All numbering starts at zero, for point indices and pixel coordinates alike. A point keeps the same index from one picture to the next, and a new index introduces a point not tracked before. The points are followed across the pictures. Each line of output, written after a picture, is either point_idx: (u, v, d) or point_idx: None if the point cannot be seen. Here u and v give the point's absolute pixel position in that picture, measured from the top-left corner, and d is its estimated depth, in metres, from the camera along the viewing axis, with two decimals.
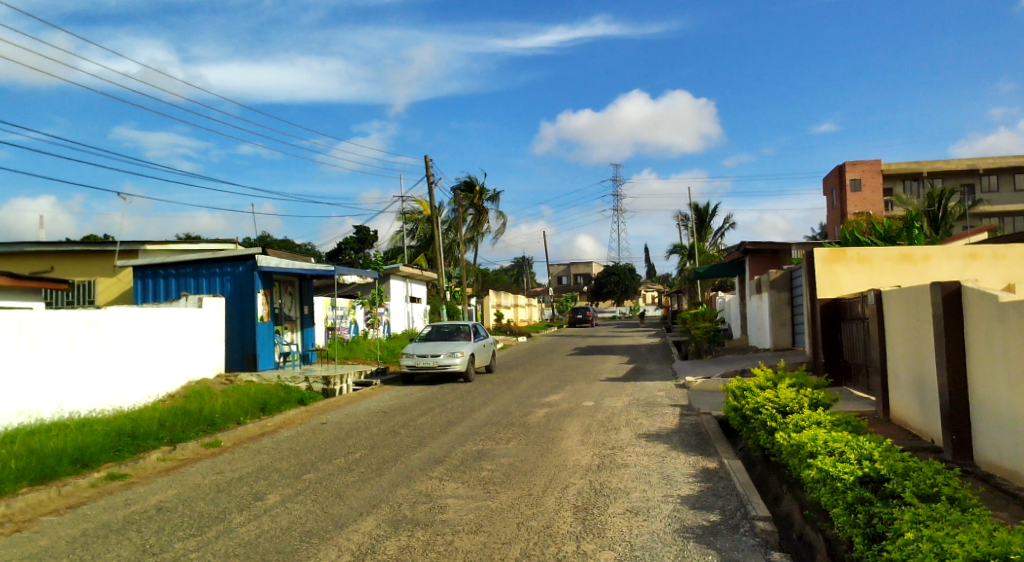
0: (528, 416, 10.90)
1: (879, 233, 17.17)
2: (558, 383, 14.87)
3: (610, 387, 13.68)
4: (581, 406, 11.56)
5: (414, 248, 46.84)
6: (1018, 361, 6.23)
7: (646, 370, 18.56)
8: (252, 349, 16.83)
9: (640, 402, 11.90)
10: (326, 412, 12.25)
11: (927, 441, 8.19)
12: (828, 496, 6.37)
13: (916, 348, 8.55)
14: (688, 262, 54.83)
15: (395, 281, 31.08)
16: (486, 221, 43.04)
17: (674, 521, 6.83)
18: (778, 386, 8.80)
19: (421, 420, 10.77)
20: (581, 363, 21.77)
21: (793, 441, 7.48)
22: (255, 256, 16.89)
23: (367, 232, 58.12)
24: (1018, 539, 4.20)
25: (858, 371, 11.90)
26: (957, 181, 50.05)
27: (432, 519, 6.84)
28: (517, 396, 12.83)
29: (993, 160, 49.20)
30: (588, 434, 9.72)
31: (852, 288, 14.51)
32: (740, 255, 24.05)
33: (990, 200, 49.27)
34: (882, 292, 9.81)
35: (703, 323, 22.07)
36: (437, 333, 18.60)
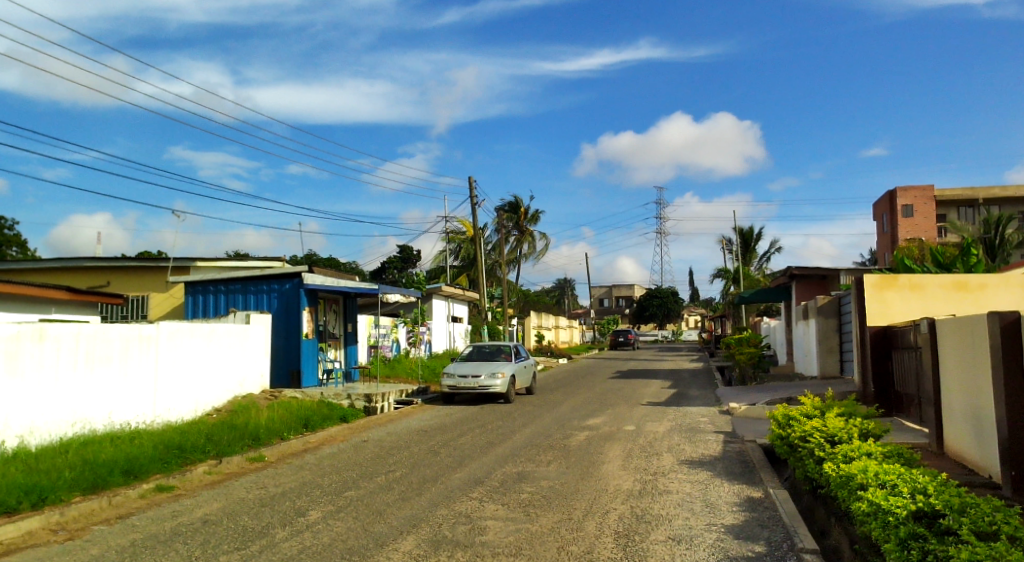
0: (569, 439, 10.83)
1: (933, 259, 16.70)
2: (601, 406, 14.75)
3: (653, 412, 13.53)
4: (624, 430, 11.45)
5: (457, 268, 47.20)
6: None
7: (689, 395, 18.33)
8: (296, 365, 17.09)
9: (682, 428, 11.73)
10: (368, 430, 12.33)
11: (985, 476, 7.91)
12: (880, 530, 6.22)
13: (973, 380, 8.29)
14: (732, 287, 54.13)
15: (437, 300, 31.32)
16: (528, 242, 43.19)
17: (718, 551, 6.71)
18: (827, 415, 8.58)
19: (464, 441, 10.77)
20: (624, 386, 21.59)
21: (843, 472, 7.29)
22: (301, 274, 17.19)
23: (410, 251, 58.78)
24: None
25: (910, 402, 11.57)
26: (1015, 208, 48.51)
27: (472, 540, 6.81)
28: (559, 419, 12.75)
29: None
30: (630, 458, 9.62)
31: (904, 316, 14.15)
32: (787, 279, 23.66)
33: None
34: (936, 321, 9.55)
35: (748, 348, 21.72)
36: (479, 353, 18.62)
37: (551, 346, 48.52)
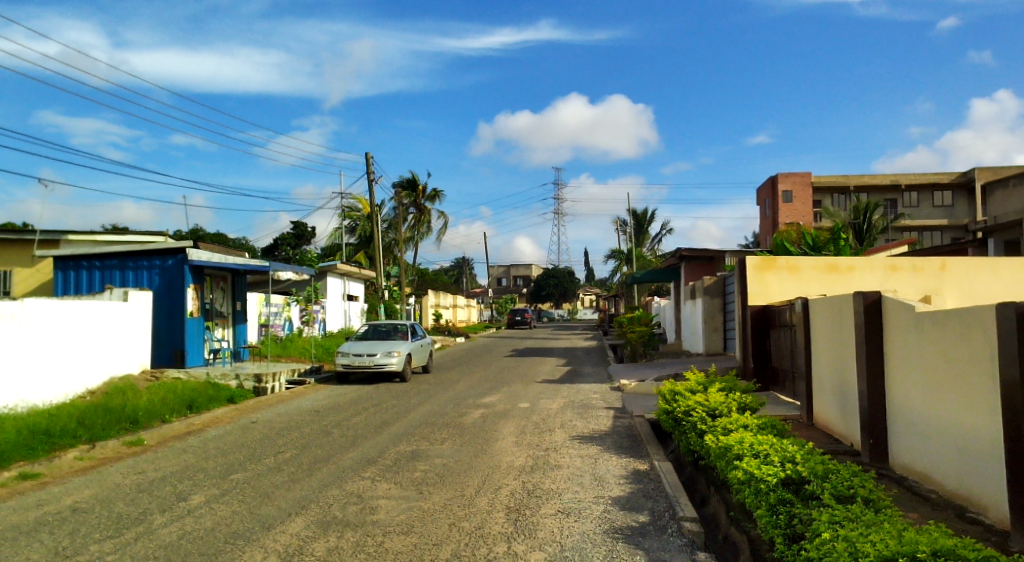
0: (464, 417, 10.89)
1: (808, 242, 17.85)
2: (495, 384, 14.90)
3: (547, 389, 13.78)
4: (518, 407, 11.61)
5: (353, 246, 46.55)
6: (940, 373, 7.22)
7: (582, 372, 18.79)
8: (181, 345, 16.40)
9: (575, 404, 12.00)
10: (256, 411, 12.00)
11: (844, 443, 8.89)
12: (753, 497, 6.82)
13: (842, 355, 9.03)
14: (624, 267, 55.65)
15: (332, 278, 30.65)
16: (427, 221, 43.03)
17: (604, 522, 7.12)
18: (709, 390, 8.97)
19: (355, 420, 10.63)
20: (518, 364, 21.91)
21: (721, 443, 7.72)
22: (185, 249, 16.47)
23: (305, 228, 57.34)
24: (922, 540, 5.21)
25: (785, 377, 12.30)
26: (881, 196, 51.45)
27: (363, 520, 6.82)
28: (454, 397, 12.80)
29: (914, 176, 50.61)
30: (523, 435, 9.78)
31: (780, 296, 15.07)
32: (675, 260, 24.72)
33: (910, 215, 50.69)
34: (809, 300, 10.14)
35: (639, 327, 22.47)
36: (374, 332, 18.38)
37: (450, 324, 48.54)
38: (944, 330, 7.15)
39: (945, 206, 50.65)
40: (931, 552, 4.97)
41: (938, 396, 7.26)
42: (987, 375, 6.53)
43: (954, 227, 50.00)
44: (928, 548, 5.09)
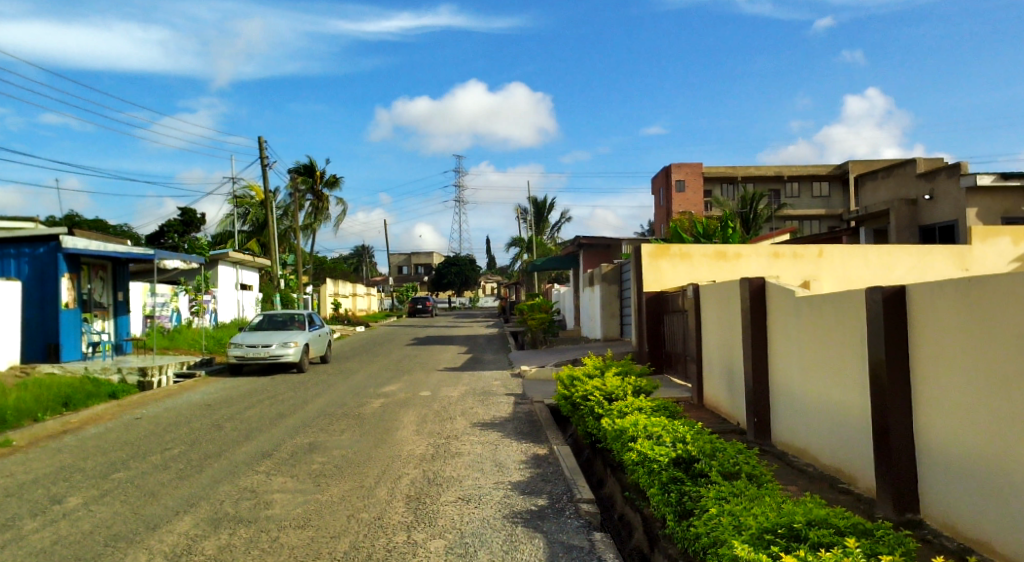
0: (364, 407, 10.74)
1: (700, 231, 18.72)
2: (396, 373, 14.77)
3: (448, 377, 13.79)
4: (418, 395, 11.56)
5: (246, 234, 45.19)
6: (820, 354, 7.72)
7: (483, 359, 18.91)
8: (56, 339, 15.40)
9: (476, 391, 12.06)
10: (140, 406, 11.43)
11: (731, 423, 9.38)
12: (646, 477, 7.07)
13: (729, 338, 9.50)
14: (525, 256, 56.28)
15: (223, 267, 29.53)
16: (326, 210, 42.98)
17: (503, 507, 7.19)
18: (606, 374, 9.20)
19: (248, 413, 10.31)
20: (420, 352, 21.84)
21: (617, 426, 7.95)
22: (59, 236, 15.46)
23: (193, 215, 54.95)
24: (798, 512, 5.56)
25: (677, 359, 12.80)
26: (765, 186, 54.09)
27: (257, 515, 6.63)
28: (353, 387, 12.61)
29: (795, 168, 53.50)
30: (424, 423, 9.75)
31: (673, 282, 15.69)
32: (576, 248, 25.48)
33: (792, 204, 53.47)
34: (699, 287, 10.58)
35: (539, 314, 22.82)
36: (270, 322, 17.87)
37: (351, 313, 47.70)
38: (819, 315, 7.70)
39: (822, 196, 53.73)
40: (807, 522, 5.31)
41: (817, 375, 7.77)
42: (858, 358, 7.14)
43: (830, 216, 53.06)
44: (804, 519, 5.45)
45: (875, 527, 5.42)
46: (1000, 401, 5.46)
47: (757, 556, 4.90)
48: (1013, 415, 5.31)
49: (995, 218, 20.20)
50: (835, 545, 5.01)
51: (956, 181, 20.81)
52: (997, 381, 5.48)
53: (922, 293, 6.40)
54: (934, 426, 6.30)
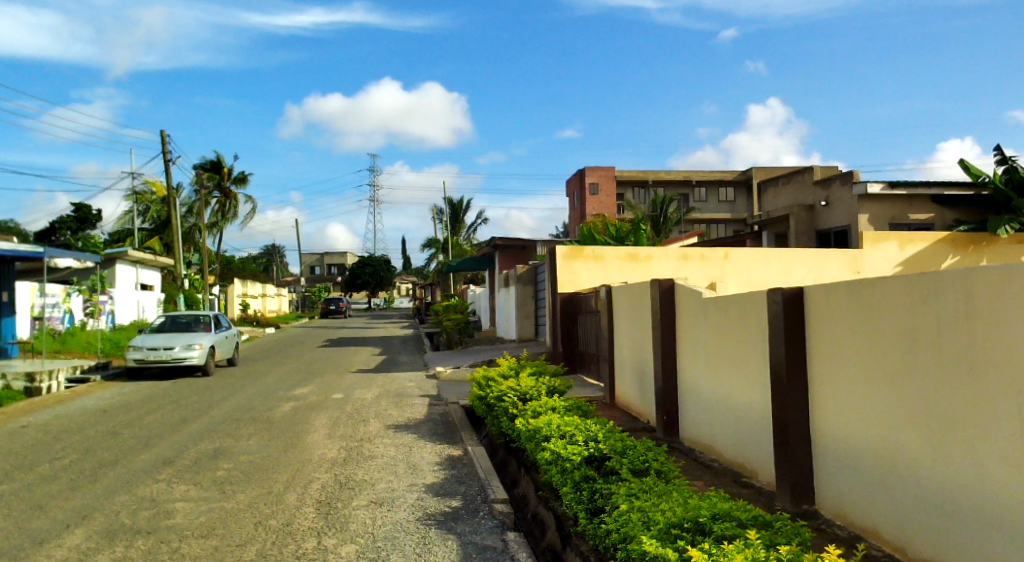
0: (273, 410, 10.46)
1: (612, 233, 19.18)
2: (307, 375, 14.46)
3: (361, 379, 13.59)
4: (330, 398, 11.34)
5: (146, 232, 43.44)
6: (724, 353, 8.02)
7: (398, 361, 18.74)
8: None
9: (390, 393, 11.93)
10: (26, 414, 10.76)
11: (642, 420, 9.63)
12: (559, 475, 7.16)
13: (640, 338, 9.77)
14: (441, 257, 56.23)
15: (121, 265, 28.21)
16: (234, 206, 43.44)
17: (416, 509, 7.14)
18: (520, 374, 9.27)
19: (148, 419, 9.85)
20: (333, 354, 21.45)
21: (531, 426, 8.02)
22: None
23: (88, 211, 52.25)
24: (702, 506, 5.74)
25: (590, 359, 13.04)
26: (675, 190, 55.92)
27: (156, 526, 6.34)
28: (261, 390, 12.26)
29: (702, 174, 55.55)
30: (336, 426, 9.57)
31: (586, 283, 15.99)
32: (491, 248, 25.57)
33: (700, 209, 55.39)
34: (611, 288, 10.83)
35: (455, 315, 22.82)
36: (172, 324, 17.17)
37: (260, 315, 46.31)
38: (724, 315, 7.98)
39: (727, 201, 55.90)
40: (711, 516, 5.50)
41: (721, 373, 8.07)
42: (759, 357, 7.45)
43: (735, 221, 55.28)
44: (708, 513, 5.64)
45: (773, 518, 5.67)
46: (888, 398, 5.81)
47: (664, 550, 5.04)
48: (901, 412, 5.66)
49: (882, 224, 21.58)
50: (737, 537, 5.21)
51: (849, 189, 22.09)
52: (886, 379, 5.83)
53: (818, 295, 6.74)
54: (828, 422, 6.64)
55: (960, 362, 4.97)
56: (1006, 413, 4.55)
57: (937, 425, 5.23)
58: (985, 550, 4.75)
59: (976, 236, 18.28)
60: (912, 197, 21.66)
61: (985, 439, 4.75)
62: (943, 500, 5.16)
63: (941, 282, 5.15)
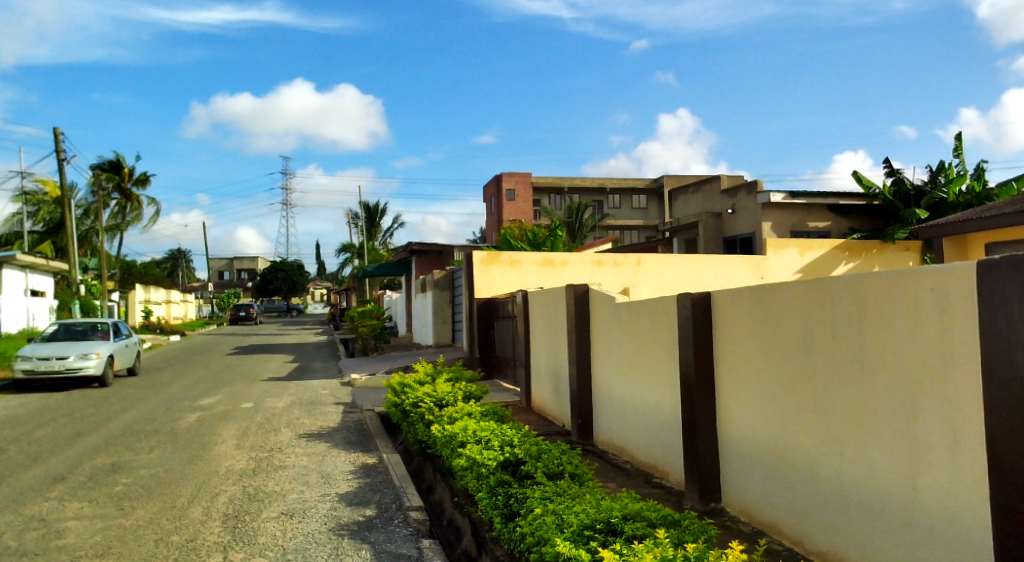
0: (177, 421, 10.05)
1: (529, 239, 19.42)
2: (214, 384, 13.96)
3: (272, 387, 13.24)
4: (239, 408, 10.99)
5: (37, 235, 41.05)
6: (636, 356, 8.22)
7: (311, 368, 18.36)
8: None
9: (303, 401, 11.67)
10: None
11: (557, 424, 9.76)
12: (474, 481, 7.15)
13: (555, 342, 9.92)
14: (356, 261, 55.49)
15: (9, 270, 26.56)
16: (136, 208, 42.02)
17: (329, 519, 6.99)
18: (436, 381, 9.23)
19: (36, 434, 9.28)
20: (242, 362, 20.81)
21: (446, 432, 8.00)
22: None
23: None
24: (614, 507, 5.85)
25: (506, 364, 13.15)
26: (590, 197, 57.10)
27: (46, 547, 5.98)
28: (164, 401, 11.77)
29: (616, 181, 56.92)
30: (245, 437, 9.29)
31: (503, 288, 16.13)
32: (408, 254, 25.67)
33: (614, 215, 56.63)
34: (528, 293, 10.95)
35: (370, 321, 22.57)
36: (66, 332, 16.32)
37: (162, 321, 44.27)
38: (636, 319, 8.18)
39: (640, 208, 57.28)
40: (622, 517, 5.60)
41: (633, 376, 8.27)
42: (670, 360, 7.66)
43: (647, 226, 56.76)
44: (620, 513, 5.74)
45: (681, 517, 5.80)
46: (788, 398, 6.07)
47: (576, 552, 5.08)
48: (800, 412, 5.92)
49: (784, 231, 22.63)
50: (647, 536, 5.33)
51: (753, 197, 22.95)
52: (786, 381, 6.09)
53: (725, 301, 6.98)
54: (734, 423, 6.89)
55: (852, 364, 5.26)
56: (894, 410, 4.84)
57: (832, 424, 5.51)
58: (876, 542, 5.01)
59: (865, 245, 19.72)
60: (811, 206, 22.81)
61: (876, 436, 5.03)
62: (839, 494, 5.42)
63: (834, 287, 5.43)
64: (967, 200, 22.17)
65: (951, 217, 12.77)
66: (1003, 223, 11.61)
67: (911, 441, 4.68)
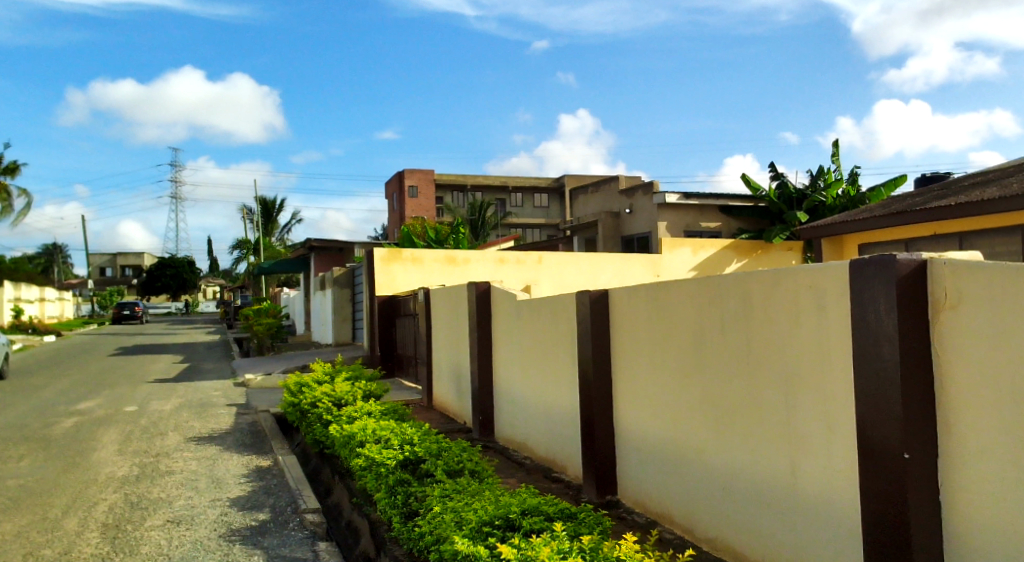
0: (51, 427, 9.43)
1: (432, 237, 19.34)
2: (94, 387, 13.17)
3: (159, 389, 12.63)
4: (121, 412, 10.43)
5: None
6: (536, 353, 8.32)
7: (201, 369, 17.63)
8: None
9: (192, 403, 11.20)
10: None
11: (459, 422, 9.78)
12: (373, 481, 7.04)
13: (457, 341, 9.93)
14: (251, 258, 53.76)
15: None
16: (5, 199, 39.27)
17: (220, 525, 6.72)
18: (335, 380, 9.07)
19: None
20: (127, 364, 19.75)
21: (344, 432, 7.86)
22: None
23: None
24: (513, 503, 5.88)
25: (408, 362, 13.03)
26: (493, 196, 57.59)
27: None
28: (35, 406, 11.00)
29: (518, 180, 57.61)
30: (128, 442, 8.82)
31: (405, 285, 16.03)
32: (307, 251, 25.11)
33: (516, 214, 57.28)
34: (429, 291, 10.91)
35: (266, 319, 21.94)
36: None
37: (37, 320, 41.31)
38: (537, 318, 8.28)
39: (542, 207, 58.12)
40: (521, 512, 5.63)
41: (534, 373, 8.37)
42: (569, 357, 7.78)
43: (548, 225, 57.72)
44: (518, 508, 5.77)
45: (578, 510, 5.89)
46: (681, 393, 6.27)
47: (475, 549, 5.08)
48: (692, 405, 6.13)
49: (679, 232, 23.50)
50: (545, 530, 5.39)
51: (650, 198, 23.75)
52: (679, 375, 6.29)
53: (622, 299, 7.14)
54: (630, 417, 7.07)
55: (739, 357, 5.50)
56: (777, 401, 5.08)
57: (721, 416, 5.73)
58: (761, 528, 5.23)
59: (752, 245, 20.72)
60: (703, 206, 23.76)
61: (761, 426, 5.26)
62: (728, 484, 5.63)
63: (723, 284, 5.65)
64: (843, 204, 23.62)
65: (831, 218, 13.49)
66: (873, 226, 12.40)
67: (792, 429, 4.92)
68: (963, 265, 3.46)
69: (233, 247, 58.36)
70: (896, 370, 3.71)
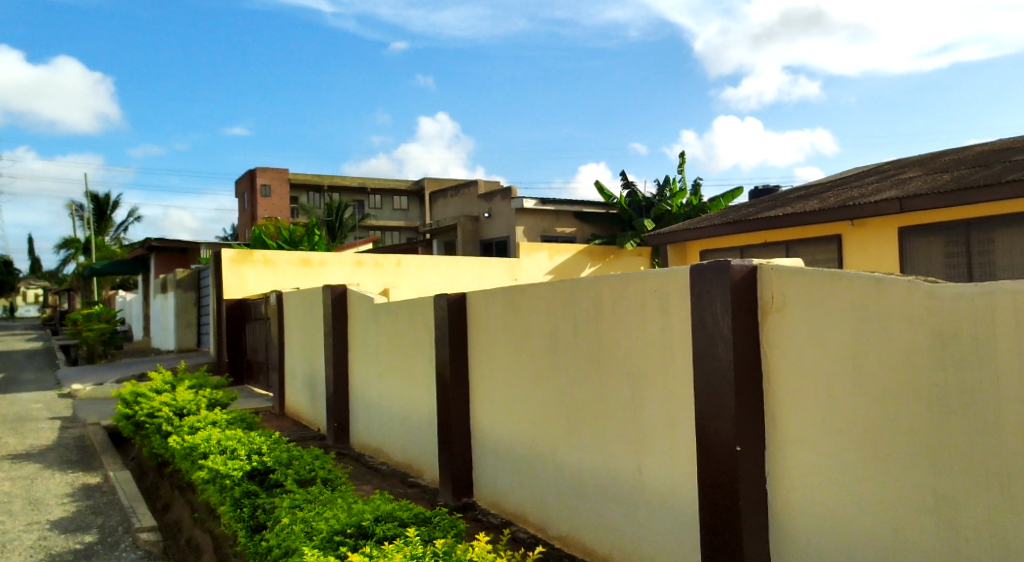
0: None
1: (286, 238, 18.67)
2: None
3: None
4: None
5: None
6: (393, 356, 8.24)
7: (19, 380, 16.01)
8: None
9: (7, 418, 10.15)
10: None
11: (312, 429, 9.51)
12: (216, 494, 6.67)
13: (311, 345, 9.66)
14: (80, 258, 49.53)
15: None
16: None
17: (37, 551, 6.12)
18: (177, 389, 8.54)
19: None
20: None
21: (186, 444, 7.40)
22: None
23: None
24: (366, 510, 5.73)
25: (258, 368, 12.52)
26: (351, 197, 56.62)
27: None
28: None
29: (378, 181, 57.01)
30: None
31: (255, 289, 15.39)
32: (145, 252, 23.48)
33: (375, 216, 56.56)
34: (281, 293, 10.56)
35: (98, 325, 20.32)
36: None
37: None
38: (394, 321, 8.20)
39: (401, 210, 57.82)
40: (373, 519, 5.50)
41: (390, 376, 8.28)
42: (427, 360, 7.74)
43: (408, 227, 57.53)
44: (371, 515, 5.64)
45: (433, 514, 5.82)
46: (537, 393, 6.37)
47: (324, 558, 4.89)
48: (547, 406, 6.24)
49: (536, 236, 24.14)
50: (398, 536, 5.29)
51: (507, 202, 24.31)
52: (535, 376, 6.39)
53: (479, 301, 7.19)
54: (487, 419, 7.10)
55: (590, 357, 5.67)
56: (625, 398, 5.28)
57: (574, 415, 5.88)
58: (609, 522, 5.41)
59: (607, 250, 21.64)
60: (559, 212, 24.58)
61: (610, 423, 5.45)
62: (579, 481, 5.79)
63: (576, 287, 5.79)
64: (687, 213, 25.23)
65: (675, 225, 14.29)
66: (711, 234, 13.26)
67: (637, 426, 5.15)
68: (791, 271, 3.70)
69: (58, 245, 53.17)
70: (729, 367, 3.90)
